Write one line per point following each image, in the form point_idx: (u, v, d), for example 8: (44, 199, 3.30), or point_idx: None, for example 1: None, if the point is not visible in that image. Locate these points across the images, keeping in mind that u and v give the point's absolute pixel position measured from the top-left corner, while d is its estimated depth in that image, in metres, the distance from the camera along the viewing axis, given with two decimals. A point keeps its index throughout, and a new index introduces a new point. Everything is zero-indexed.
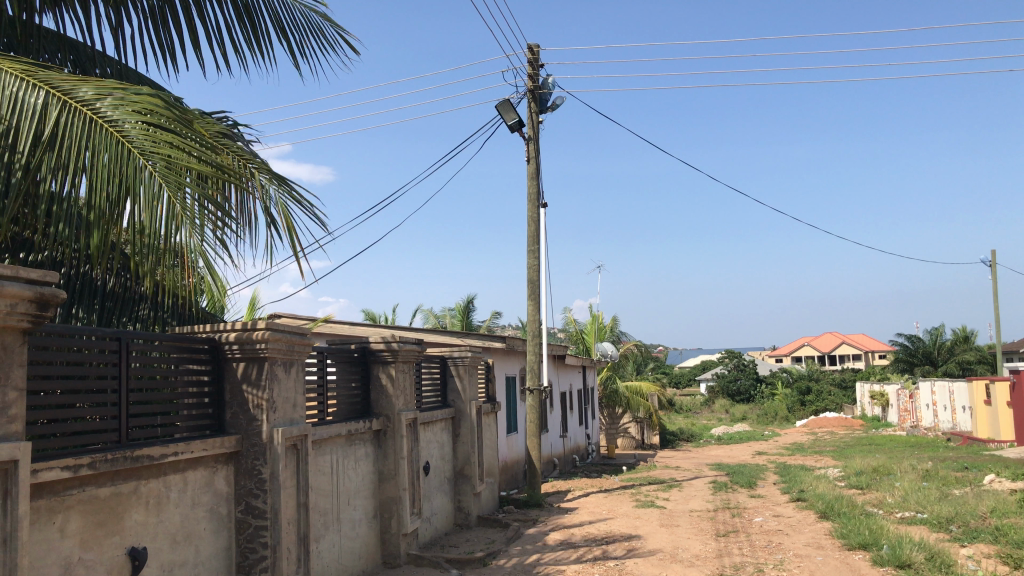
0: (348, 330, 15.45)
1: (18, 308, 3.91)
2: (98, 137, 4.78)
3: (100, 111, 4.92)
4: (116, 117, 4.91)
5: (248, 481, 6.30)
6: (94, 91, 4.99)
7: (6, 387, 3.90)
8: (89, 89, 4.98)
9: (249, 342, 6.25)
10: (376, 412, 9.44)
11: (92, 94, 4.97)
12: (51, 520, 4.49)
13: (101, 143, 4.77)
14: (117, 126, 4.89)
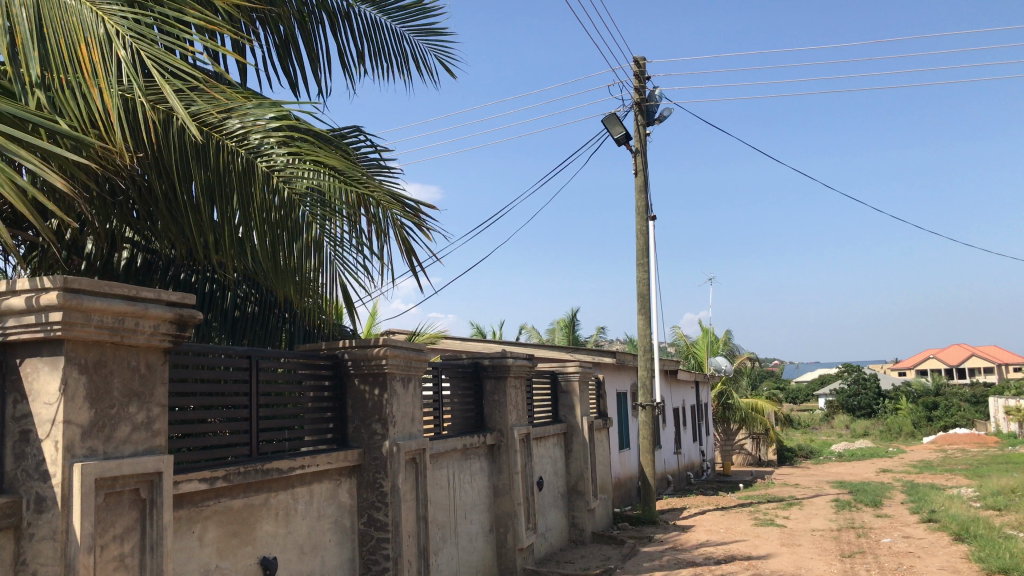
0: (461, 346, 15.69)
1: (160, 328, 4.16)
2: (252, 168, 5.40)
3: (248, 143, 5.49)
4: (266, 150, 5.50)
5: (371, 494, 6.47)
6: (243, 125, 5.49)
7: (150, 403, 4.15)
8: (236, 122, 5.51)
9: (368, 358, 6.46)
10: (490, 427, 9.52)
11: (239, 123, 5.52)
12: (190, 528, 4.73)
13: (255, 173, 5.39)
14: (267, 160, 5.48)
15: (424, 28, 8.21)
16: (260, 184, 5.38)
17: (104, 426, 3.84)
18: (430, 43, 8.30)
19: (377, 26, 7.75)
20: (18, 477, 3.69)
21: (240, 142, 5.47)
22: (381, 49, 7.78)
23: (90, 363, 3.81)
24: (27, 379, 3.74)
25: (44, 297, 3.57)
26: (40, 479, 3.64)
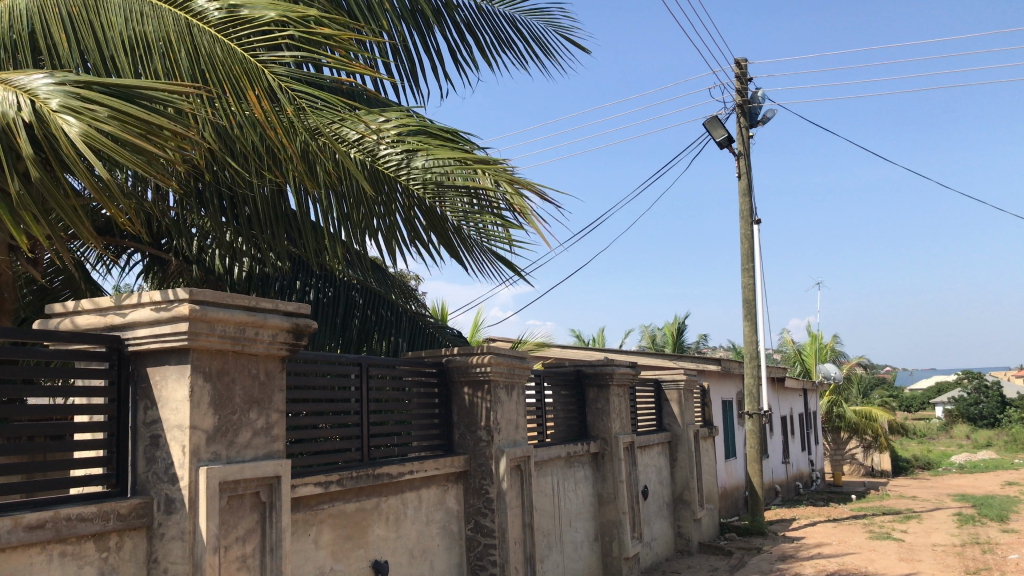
0: (562, 353, 15.70)
1: (278, 337, 4.32)
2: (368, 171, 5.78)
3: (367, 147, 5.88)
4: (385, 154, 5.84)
5: (478, 500, 6.56)
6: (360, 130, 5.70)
7: (269, 409, 4.32)
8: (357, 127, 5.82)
9: (473, 366, 6.52)
10: (594, 435, 9.48)
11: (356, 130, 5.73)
12: (306, 531, 4.88)
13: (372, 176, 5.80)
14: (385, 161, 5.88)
15: (534, 6, 8.32)
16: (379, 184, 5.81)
17: (226, 432, 4.02)
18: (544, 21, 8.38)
19: (487, 14, 7.94)
20: (150, 479, 3.91)
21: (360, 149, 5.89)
22: (498, 35, 7.95)
23: (215, 371, 3.98)
24: (156, 387, 3.95)
25: (173, 310, 3.77)
26: (169, 481, 3.84)
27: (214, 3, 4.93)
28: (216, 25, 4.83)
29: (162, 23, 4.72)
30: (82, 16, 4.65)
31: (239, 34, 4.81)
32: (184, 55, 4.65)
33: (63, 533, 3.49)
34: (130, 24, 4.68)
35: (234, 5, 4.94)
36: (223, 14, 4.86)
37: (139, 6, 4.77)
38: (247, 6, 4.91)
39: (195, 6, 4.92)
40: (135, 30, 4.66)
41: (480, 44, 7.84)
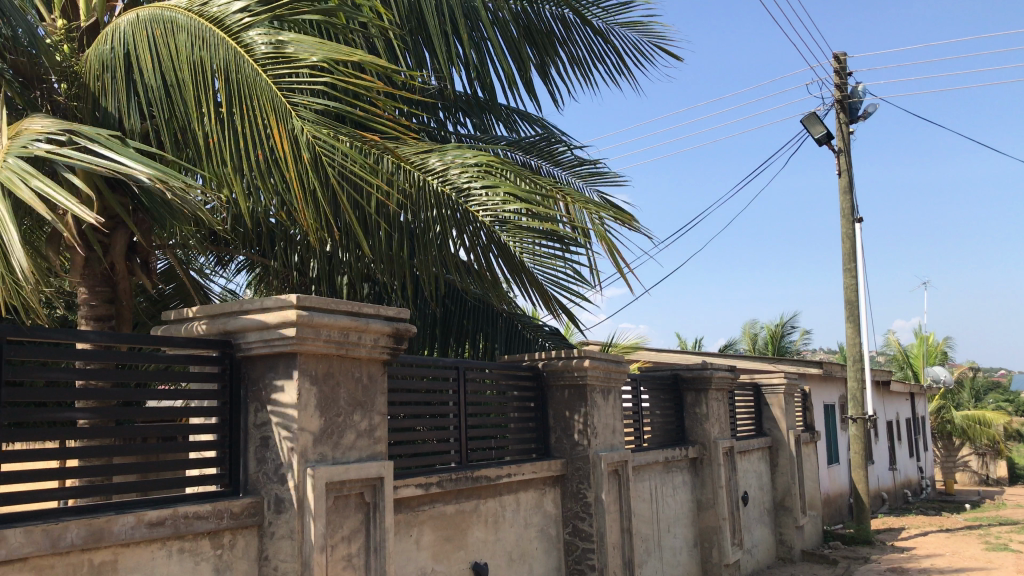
0: (657, 356, 15.50)
1: (380, 341, 4.42)
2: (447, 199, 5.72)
3: (448, 178, 5.80)
4: (464, 184, 5.76)
5: (575, 504, 6.55)
6: (441, 163, 5.83)
7: (372, 412, 4.42)
8: (437, 159, 5.87)
9: (570, 370, 6.51)
10: (692, 440, 9.34)
11: (438, 161, 5.85)
12: (408, 532, 4.97)
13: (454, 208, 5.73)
14: (465, 194, 5.74)
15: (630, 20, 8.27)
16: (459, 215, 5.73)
17: (332, 433, 4.13)
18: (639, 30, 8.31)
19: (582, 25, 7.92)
20: (260, 480, 4.05)
21: (439, 177, 5.79)
22: (590, 49, 7.97)
23: (321, 374, 4.10)
24: (266, 390, 4.09)
25: (282, 314, 3.91)
26: (279, 482, 3.96)
27: (263, 36, 4.92)
28: (260, 61, 4.83)
29: (215, 48, 4.84)
30: (160, 39, 4.95)
31: (276, 73, 4.84)
32: (229, 84, 4.78)
33: (181, 530, 3.65)
34: (193, 49, 4.87)
35: (282, 41, 4.93)
36: (270, 50, 4.87)
37: (200, 31, 4.91)
38: (294, 44, 4.92)
39: (245, 36, 4.92)
40: (198, 55, 4.84)
41: (572, 58, 7.88)
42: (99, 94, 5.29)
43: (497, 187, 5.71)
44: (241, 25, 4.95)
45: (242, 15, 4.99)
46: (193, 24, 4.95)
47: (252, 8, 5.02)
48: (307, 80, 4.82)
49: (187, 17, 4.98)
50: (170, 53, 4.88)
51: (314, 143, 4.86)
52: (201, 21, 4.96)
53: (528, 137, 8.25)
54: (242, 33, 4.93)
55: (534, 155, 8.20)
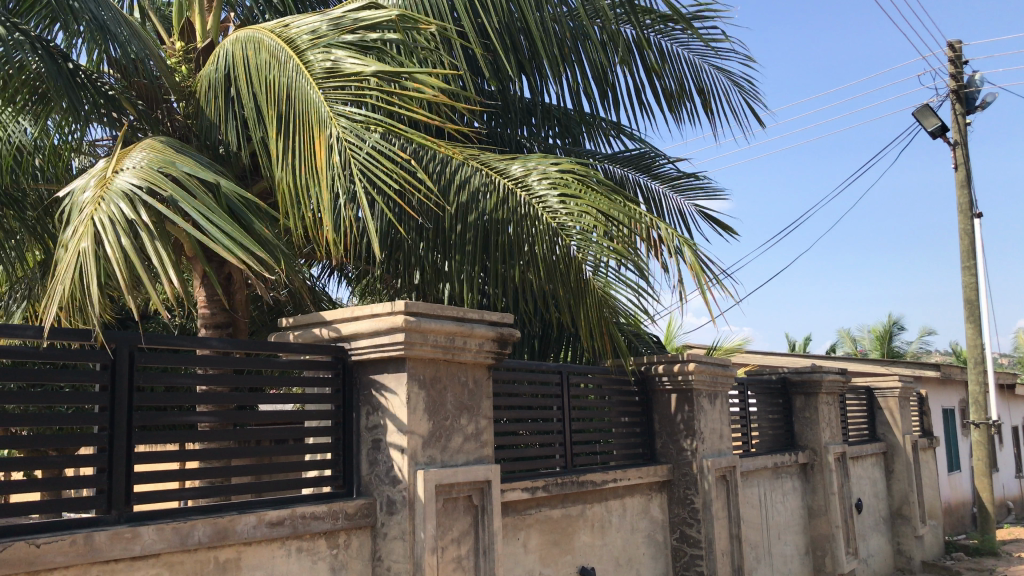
0: (764, 359, 15.15)
1: (485, 346, 4.47)
2: (522, 206, 5.79)
3: (527, 183, 5.90)
4: (542, 192, 5.81)
5: (683, 510, 6.47)
6: (523, 169, 6.00)
7: (479, 416, 4.48)
8: (519, 165, 6.05)
9: (676, 374, 6.46)
10: (802, 445, 9.09)
11: (520, 168, 6.01)
12: (515, 535, 5.00)
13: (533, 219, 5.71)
14: (541, 202, 5.77)
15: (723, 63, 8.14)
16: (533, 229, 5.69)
17: (440, 437, 4.20)
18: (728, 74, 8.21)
19: (672, 56, 7.91)
20: (372, 481, 4.16)
21: (519, 185, 5.91)
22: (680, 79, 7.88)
23: (428, 379, 4.18)
24: (376, 394, 4.19)
25: (390, 321, 4.01)
26: (391, 483, 4.06)
27: (324, 55, 5.04)
28: (318, 77, 4.94)
29: (284, 66, 5.04)
30: (248, 61, 5.23)
31: (326, 88, 4.90)
32: (290, 103, 4.95)
33: (299, 530, 3.78)
34: (271, 70, 5.09)
35: (340, 58, 5.00)
36: (326, 66, 4.97)
37: (278, 51, 5.13)
38: (350, 60, 4.98)
39: (308, 55, 5.07)
40: (270, 77, 5.06)
41: (664, 89, 7.75)
42: (203, 109, 5.57)
43: (573, 198, 5.72)
44: (310, 44, 5.12)
45: (312, 36, 5.15)
46: (274, 44, 5.17)
47: (321, 29, 5.17)
48: (356, 90, 4.85)
49: (272, 38, 5.22)
50: (252, 74, 5.15)
51: (350, 152, 4.73)
52: (278, 41, 5.17)
53: (626, 152, 8.22)
54: (307, 51, 5.08)
55: (630, 168, 8.16)
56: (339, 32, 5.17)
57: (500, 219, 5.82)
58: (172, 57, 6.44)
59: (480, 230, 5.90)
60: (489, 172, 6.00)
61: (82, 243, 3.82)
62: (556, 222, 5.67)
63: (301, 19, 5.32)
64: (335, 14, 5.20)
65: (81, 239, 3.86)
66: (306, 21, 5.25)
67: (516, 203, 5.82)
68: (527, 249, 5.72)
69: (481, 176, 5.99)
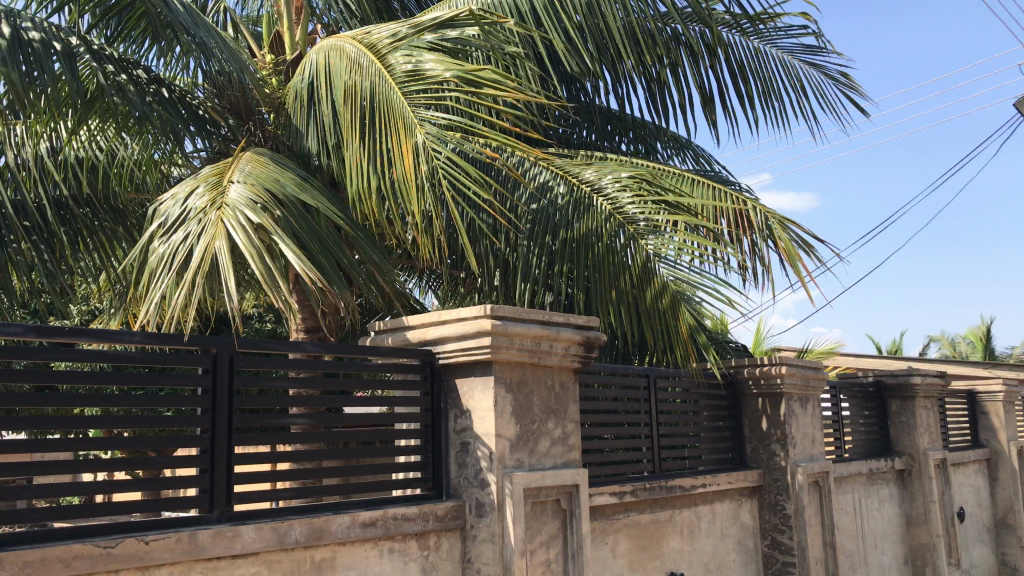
0: (856, 362, 14.71)
1: (571, 350, 4.48)
2: (599, 208, 5.79)
3: (599, 185, 5.95)
4: (616, 194, 5.84)
5: (774, 516, 6.34)
6: (597, 173, 6.02)
7: (566, 420, 4.48)
8: (592, 171, 6.05)
9: (765, 378, 6.35)
10: (898, 451, 8.79)
11: (593, 172, 6.04)
12: (604, 539, 4.98)
13: (610, 221, 5.71)
14: (616, 204, 5.81)
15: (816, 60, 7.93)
16: (607, 229, 5.68)
17: (528, 440, 4.22)
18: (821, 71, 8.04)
19: (763, 55, 7.74)
20: (462, 484, 4.21)
21: (592, 188, 5.94)
22: (768, 81, 7.72)
23: (516, 382, 4.20)
24: (465, 397, 4.23)
25: (477, 324, 4.05)
26: (480, 486, 4.10)
27: (406, 57, 5.16)
28: (399, 80, 5.04)
29: (366, 70, 5.14)
30: (329, 67, 5.38)
31: (410, 91, 4.98)
32: (371, 107, 5.03)
33: (391, 531, 3.85)
34: (350, 74, 5.19)
35: (422, 60, 5.12)
36: (408, 69, 5.08)
37: (359, 56, 5.24)
38: (433, 63, 5.09)
39: (389, 58, 5.19)
40: (350, 81, 5.15)
41: (749, 91, 7.62)
42: (292, 117, 5.72)
43: (648, 198, 5.78)
44: (390, 47, 5.26)
45: (392, 40, 5.30)
46: (355, 50, 5.30)
47: (401, 32, 5.33)
48: (438, 95, 4.93)
49: (353, 44, 5.35)
50: (333, 79, 5.27)
51: (434, 158, 4.79)
52: (360, 47, 5.29)
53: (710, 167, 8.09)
54: (388, 54, 5.21)
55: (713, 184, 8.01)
56: (419, 35, 5.32)
57: (572, 222, 5.75)
58: (262, 69, 6.60)
59: (549, 232, 5.80)
60: (562, 172, 6.05)
61: (218, 241, 4.18)
62: (629, 222, 5.71)
63: (381, 25, 5.48)
64: (416, 18, 5.36)
65: (214, 237, 4.22)
66: (386, 28, 5.42)
67: (593, 205, 5.81)
68: (604, 250, 5.63)
69: (557, 181, 6.02)
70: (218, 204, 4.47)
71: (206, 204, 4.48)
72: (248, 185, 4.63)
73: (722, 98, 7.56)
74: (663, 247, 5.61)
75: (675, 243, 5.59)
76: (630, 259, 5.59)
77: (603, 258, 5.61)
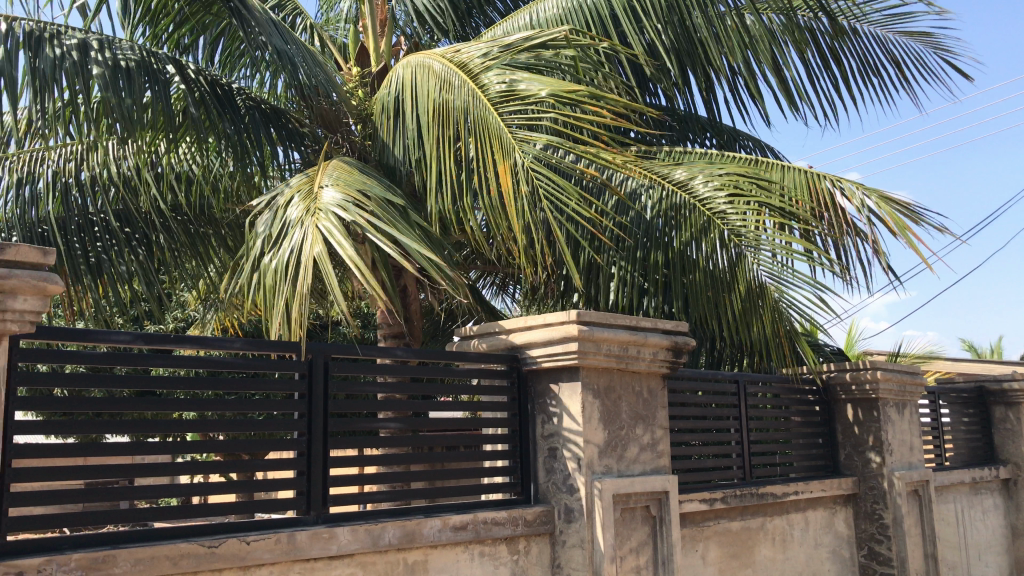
0: (955, 366, 14.15)
1: (659, 355, 4.44)
2: (698, 215, 5.69)
3: (693, 188, 5.85)
4: (711, 197, 5.74)
5: (871, 526, 6.16)
6: (687, 173, 5.94)
7: (654, 425, 4.45)
8: (683, 171, 5.99)
9: (860, 383, 6.17)
10: (1002, 459, 8.42)
11: (684, 173, 5.95)
12: (694, 547, 4.92)
13: (709, 226, 5.62)
14: (711, 206, 5.70)
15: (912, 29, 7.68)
16: (704, 234, 5.60)
17: (616, 447, 4.21)
18: (922, 42, 7.80)
19: (854, 31, 7.51)
20: (550, 489, 4.22)
21: (688, 191, 5.85)
22: (865, 62, 7.50)
23: (603, 388, 4.20)
24: (552, 403, 4.24)
25: (564, 329, 4.05)
26: (569, 492, 4.11)
27: (499, 77, 5.20)
28: (494, 100, 5.07)
29: (457, 89, 5.21)
30: (418, 85, 5.48)
31: (505, 111, 5.02)
32: (465, 126, 5.09)
33: (481, 535, 3.90)
34: (441, 92, 5.27)
35: (515, 80, 5.16)
36: (502, 89, 5.11)
37: (449, 75, 5.32)
38: (526, 82, 5.12)
39: (482, 78, 5.22)
40: (441, 99, 5.23)
41: (843, 72, 7.43)
42: (378, 131, 5.84)
43: (745, 199, 5.67)
44: (483, 67, 5.31)
45: (484, 60, 5.35)
46: (445, 68, 5.38)
47: (493, 53, 5.37)
48: (534, 114, 4.94)
49: (442, 62, 5.43)
50: (423, 98, 5.34)
51: (533, 174, 4.82)
52: (450, 66, 5.36)
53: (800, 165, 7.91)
54: (481, 74, 5.25)
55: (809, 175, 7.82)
56: (511, 55, 5.36)
57: (667, 226, 5.78)
58: (349, 82, 6.70)
59: (646, 233, 5.85)
60: (652, 174, 6.01)
61: (318, 246, 4.27)
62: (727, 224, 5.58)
63: (471, 44, 5.53)
64: (507, 38, 5.39)
65: (313, 244, 4.31)
66: (476, 47, 5.46)
67: (684, 208, 5.76)
68: (700, 258, 5.55)
69: (650, 183, 5.96)
70: (313, 209, 4.60)
71: (302, 211, 4.61)
72: (340, 188, 4.76)
73: (814, 81, 7.40)
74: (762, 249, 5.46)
75: (774, 248, 5.46)
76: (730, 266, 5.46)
77: (697, 266, 5.55)
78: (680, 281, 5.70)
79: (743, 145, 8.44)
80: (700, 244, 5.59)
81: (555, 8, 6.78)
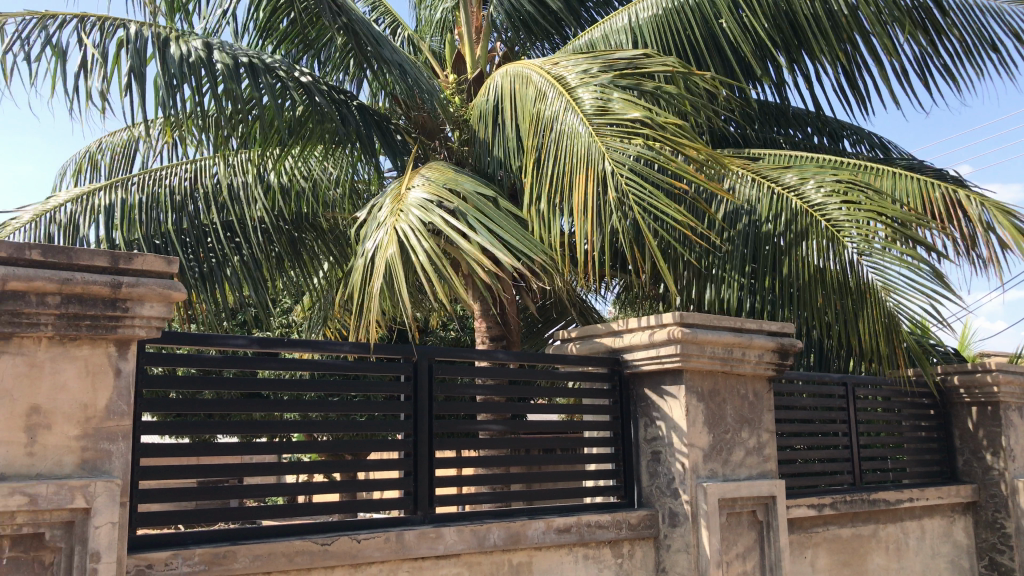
0: None
1: (765, 357, 4.35)
2: (804, 219, 5.53)
3: (803, 191, 5.69)
4: (820, 201, 5.57)
5: (992, 535, 5.87)
6: (798, 176, 5.79)
7: (760, 429, 4.36)
8: (793, 174, 5.84)
9: (977, 385, 5.91)
10: None
11: (794, 177, 5.81)
12: (803, 554, 4.80)
13: (816, 228, 5.47)
14: (820, 208, 5.53)
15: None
16: (810, 237, 5.45)
17: (721, 450, 4.15)
18: None
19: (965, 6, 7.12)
20: (654, 493, 4.18)
21: (796, 194, 5.69)
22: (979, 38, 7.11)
23: (707, 391, 4.14)
24: (655, 406, 4.20)
25: (665, 332, 4.02)
26: (673, 496, 4.07)
27: (595, 93, 5.15)
28: (587, 113, 5.03)
29: (554, 103, 5.22)
30: (518, 98, 5.53)
31: (596, 123, 4.95)
32: (557, 138, 5.07)
33: (585, 538, 3.90)
34: (540, 104, 5.32)
35: (612, 97, 5.09)
36: (596, 104, 5.06)
37: (547, 87, 5.34)
38: (620, 100, 5.04)
39: (579, 92, 5.19)
40: (540, 112, 5.27)
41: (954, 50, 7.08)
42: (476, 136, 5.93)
43: (856, 205, 5.47)
44: (580, 82, 5.29)
45: (582, 75, 5.34)
46: (543, 80, 5.40)
47: (592, 70, 5.36)
48: (628, 131, 4.87)
49: (541, 74, 5.46)
50: (522, 112, 5.40)
51: (625, 183, 4.74)
52: (548, 78, 5.37)
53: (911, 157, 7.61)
54: (577, 88, 5.22)
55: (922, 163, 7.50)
56: (612, 74, 5.33)
57: (767, 229, 5.69)
58: (446, 88, 6.82)
59: (750, 235, 5.74)
60: (760, 177, 5.90)
61: (391, 248, 4.36)
62: (836, 228, 5.41)
63: (570, 57, 5.53)
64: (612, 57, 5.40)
65: (387, 245, 4.41)
66: (576, 61, 5.46)
67: (791, 211, 5.61)
68: (805, 257, 5.43)
69: (754, 188, 5.86)
70: (397, 209, 4.70)
71: (389, 211, 4.72)
72: (428, 187, 4.84)
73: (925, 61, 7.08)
74: (870, 254, 5.30)
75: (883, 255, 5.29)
76: (834, 270, 5.32)
77: (803, 268, 5.43)
78: (786, 286, 5.58)
79: (848, 137, 8.16)
80: (806, 241, 5.46)
81: (652, 8, 6.72)
